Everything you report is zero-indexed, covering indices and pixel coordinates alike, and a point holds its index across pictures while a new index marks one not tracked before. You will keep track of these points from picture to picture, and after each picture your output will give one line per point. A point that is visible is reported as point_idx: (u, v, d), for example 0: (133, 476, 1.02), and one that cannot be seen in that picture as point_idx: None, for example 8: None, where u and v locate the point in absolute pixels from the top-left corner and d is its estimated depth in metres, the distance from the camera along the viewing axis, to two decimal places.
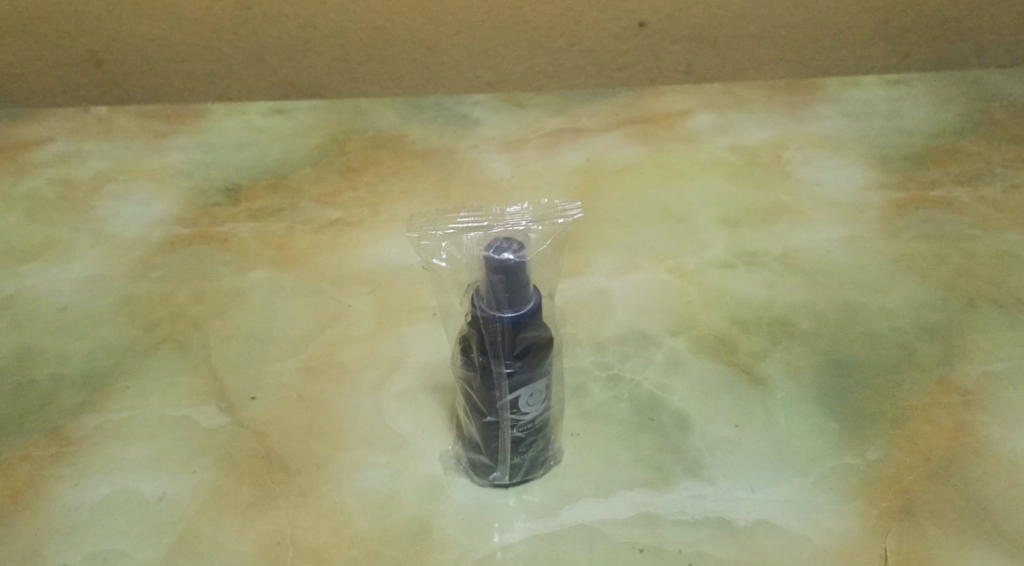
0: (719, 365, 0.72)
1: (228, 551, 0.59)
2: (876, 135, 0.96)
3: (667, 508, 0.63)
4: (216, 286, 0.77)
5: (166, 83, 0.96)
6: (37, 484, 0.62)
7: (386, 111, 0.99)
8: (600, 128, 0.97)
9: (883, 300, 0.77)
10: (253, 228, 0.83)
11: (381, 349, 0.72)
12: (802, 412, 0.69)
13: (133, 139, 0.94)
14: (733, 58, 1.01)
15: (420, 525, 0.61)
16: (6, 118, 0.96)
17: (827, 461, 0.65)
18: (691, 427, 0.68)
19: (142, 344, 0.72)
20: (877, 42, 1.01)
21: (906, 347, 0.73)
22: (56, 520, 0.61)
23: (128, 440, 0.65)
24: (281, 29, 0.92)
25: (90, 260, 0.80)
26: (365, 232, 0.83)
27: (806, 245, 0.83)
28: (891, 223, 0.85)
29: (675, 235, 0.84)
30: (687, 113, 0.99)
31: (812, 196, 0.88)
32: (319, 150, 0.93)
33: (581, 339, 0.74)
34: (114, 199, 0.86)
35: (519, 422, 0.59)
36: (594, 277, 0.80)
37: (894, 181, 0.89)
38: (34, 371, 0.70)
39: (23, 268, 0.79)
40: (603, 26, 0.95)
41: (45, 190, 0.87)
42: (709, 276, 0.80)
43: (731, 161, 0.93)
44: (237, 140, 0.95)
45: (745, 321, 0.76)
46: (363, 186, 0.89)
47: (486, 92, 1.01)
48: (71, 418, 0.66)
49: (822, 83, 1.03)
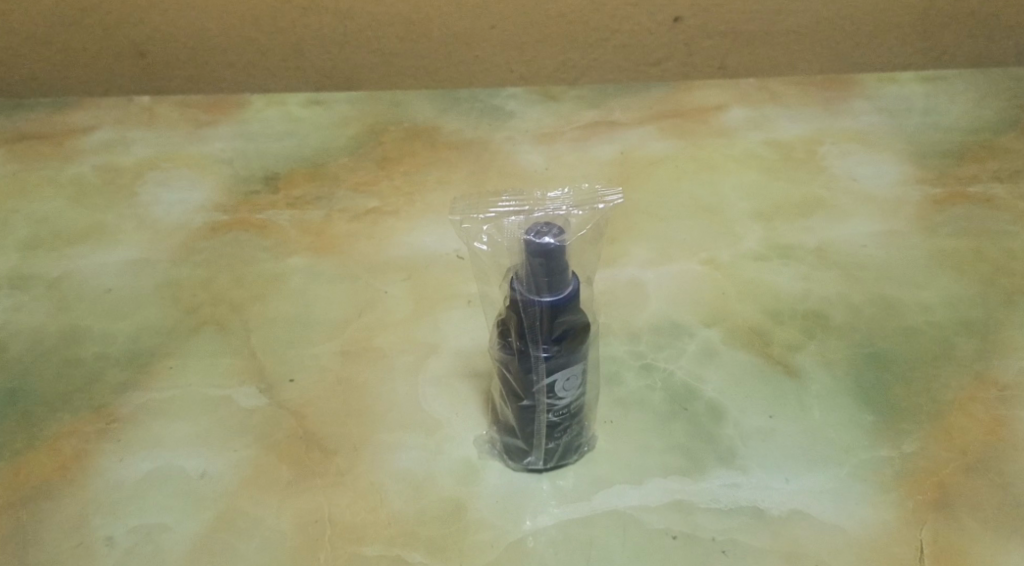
0: (753, 355, 0.72)
1: (268, 528, 0.60)
2: (913, 131, 0.95)
3: (700, 495, 0.63)
4: (257, 271, 0.78)
5: (207, 73, 0.98)
6: (84, 458, 0.64)
7: (422, 103, 1.00)
8: (635, 121, 0.97)
9: (920, 295, 0.77)
10: (292, 215, 0.85)
11: (417, 334, 0.73)
12: (836, 404, 0.69)
13: (174, 127, 0.96)
14: (769, 53, 1.00)
15: (455, 507, 0.62)
16: (51, 106, 0.98)
17: (862, 453, 0.65)
18: (724, 417, 0.68)
19: (185, 326, 0.73)
20: (915, 37, 1.00)
21: (943, 342, 0.73)
22: (101, 494, 0.62)
23: (171, 419, 0.67)
24: (319, 22, 0.94)
25: (134, 243, 0.81)
26: (402, 221, 0.84)
27: (842, 239, 0.83)
28: (929, 218, 0.84)
29: (709, 227, 0.85)
30: (721, 108, 0.99)
31: (848, 190, 0.88)
32: (356, 140, 0.95)
33: (615, 328, 0.74)
34: (157, 186, 0.88)
35: (555, 407, 0.60)
36: (627, 268, 0.80)
37: (931, 176, 0.89)
38: (80, 350, 0.71)
39: (69, 251, 0.81)
40: (638, 20, 0.95)
41: (90, 176, 0.89)
42: (744, 268, 0.80)
43: (767, 155, 0.93)
44: (275, 129, 0.96)
45: (780, 313, 0.76)
46: (399, 176, 0.90)
47: (520, 85, 1.02)
48: (116, 396, 0.68)
49: (858, 79, 1.03)
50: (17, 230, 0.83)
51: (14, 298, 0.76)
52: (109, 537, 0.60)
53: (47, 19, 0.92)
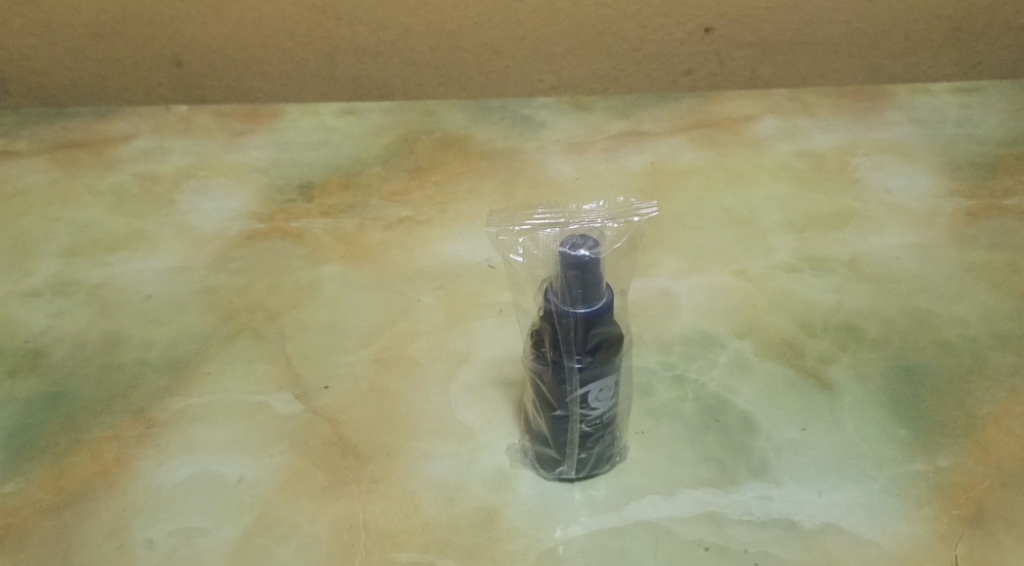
0: (785, 367, 0.72)
1: (304, 533, 0.61)
2: (946, 142, 0.95)
3: (733, 507, 0.63)
4: (292, 279, 0.80)
5: (243, 83, 1.00)
6: (125, 462, 0.65)
7: (453, 112, 1.01)
8: (665, 131, 0.97)
9: (955, 308, 0.77)
10: (326, 224, 0.86)
11: (450, 343, 0.74)
12: (870, 417, 0.68)
13: (211, 136, 0.98)
14: (801, 63, 1.00)
15: (487, 515, 0.63)
16: (92, 114, 1.00)
17: (895, 466, 0.65)
18: (757, 429, 0.68)
19: (221, 333, 0.75)
20: (948, 48, 1.00)
21: (977, 355, 0.73)
22: (142, 497, 0.63)
23: (209, 424, 0.68)
24: (352, 33, 0.95)
25: (172, 251, 0.83)
26: (433, 230, 0.85)
27: (875, 251, 0.82)
28: (964, 230, 0.84)
29: (741, 238, 0.85)
30: (753, 118, 0.99)
31: (881, 202, 0.88)
32: (389, 150, 0.96)
33: (646, 339, 0.75)
34: (195, 194, 0.90)
35: (588, 417, 0.61)
36: (658, 278, 0.81)
37: (965, 188, 0.89)
38: (121, 356, 0.73)
39: (109, 258, 0.82)
40: (669, 31, 0.96)
41: (129, 184, 0.91)
42: (776, 280, 0.80)
43: (799, 166, 0.93)
44: (309, 139, 0.97)
45: (812, 326, 0.75)
46: (431, 185, 0.91)
47: (550, 95, 1.02)
48: (156, 401, 0.69)
49: (890, 90, 1.03)
50: (59, 237, 0.84)
51: (56, 303, 0.77)
52: (150, 539, 0.61)
53: (88, 30, 0.94)
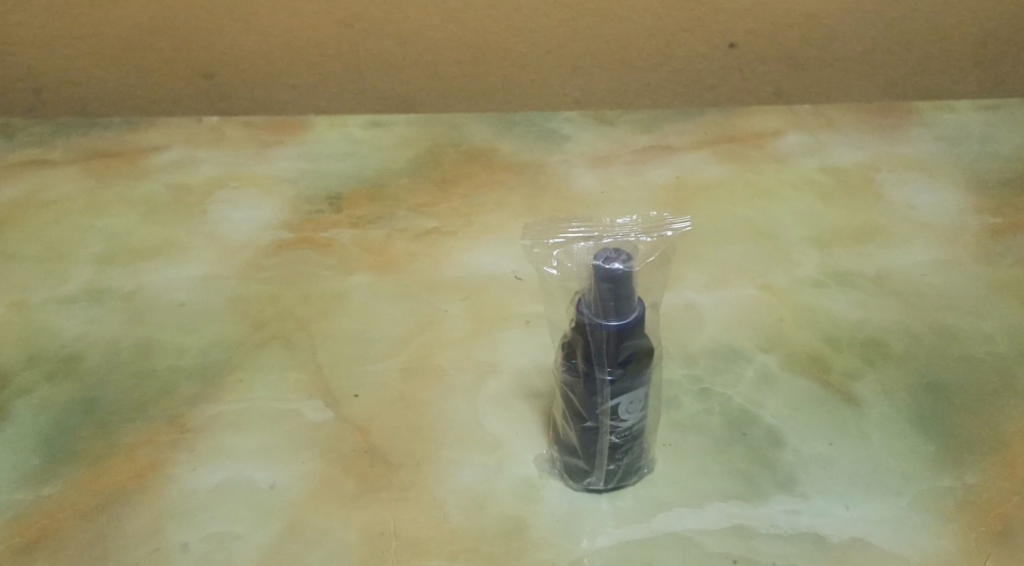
0: (811, 382, 0.72)
1: (335, 540, 0.62)
2: (970, 159, 0.95)
3: (761, 521, 0.63)
4: (321, 288, 0.81)
5: (271, 95, 1.01)
6: (159, 467, 0.66)
7: (479, 125, 1.02)
8: (689, 146, 0.98)
9: (980, 324, 0.77)
10: (354, 234, 0.87)
11: (477, 353, 0.75)
12: (896, 432, 0.69)
13: (241, 147, 0.99)
14: (825, 79, 1.01)
15: (515, 525, 0.63)
16: (124, 125, 1.02)
17: (923, 482, 0.65)
18: (784, 442, 0.68)
19: (252, 341, 0.75)
20: (972, 65, 1.00)
21: (1004, 372, 0.73)
22: (175, 501, 0.64)
23: (241, 430, 0.68)
24: (381, 46, 0.96)
25: (203, 260, 0.84)
26: (460, 241, 0.86)
27: (900, 267, 0.83)
28: (989, 248, 0.84)
29: (766, 252, 0.85)
30: (776, 133, 1.00)
31: (906, 218, 0.88)
32: (416, 162, 0.97)
33: (672, 352, 0.75)
34: (225, 203, 0.91)
35: (617, 429, 0.61)
36: (683, 291, 0.81)
37: (990, 206, 0.89)
38: (154, 363, 0.74)
39: (142, 266, 0.83)
40: (693, 46, 0.97)
41: (161, 193, 0.92)
42: (801, 294, 0.80)
43: (823, 181, 0.93)
44: (337, 150, 0.98)
45: (838, 340, 0.76)
46: (457, 197, 0.92)
47: (575, 109, 1.03)
48: (189, 407, 0.70)
49: (914, 106, 1.03)
50: (93, 245, 0.86)
51: (90, 310, 0.79)
52: (184, 544, 0.62)
53: (122, 42, 0.96)
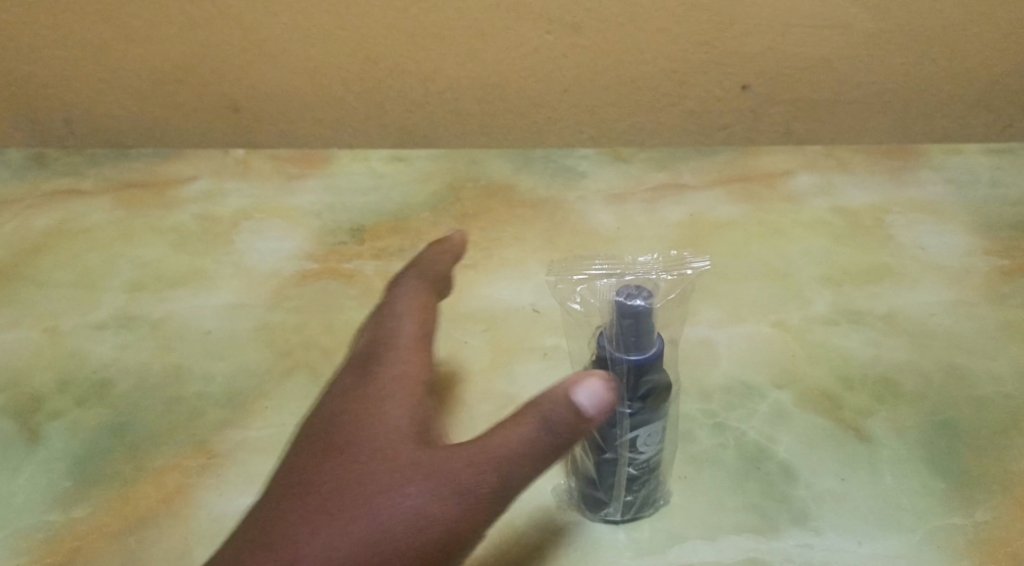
0: (823, 418, 0.74)
1: None
2: (979, 202, 0.97)
3: (774, 554, 0.65)
4: (344, 318, 0.83)
5: (296, 129, 1.04)
6: (187, 492, 0.68)
7: (498, 161, 1.04)
8: (704, 184, 1.00)
9: (990, 365, 0.78)
10: (376, 266, 0.89)
11: (496, 385, 0.76)
12: (908, 469, 0.70)
13: (267, 179, 1.01)
14: (836, 121, 1.03)
15: (534, 554, 0.65)
16: (153, 156, 1.05)
17: (934, 519, 0.67)
18: (797, 478, 0.69)
19: (278, 369, 0.77)
20: (980, 110, 1.03)
21: (1013, 412, 0.74)
22: (203, 525, 0.66)
23: (267, 457, 0.70)
24: (404, 83, 0.99)
25: (230, 289, 0.86)
26: (480, 274, 0.88)
27: (911, 307, 0.84)
28: (997, 289, 0.86)
29: (780, 290, 0.87)
30: (789, 173, 1.02)
31: (916, 259, 0.90)
32: (436, 196, 0.99)
33: (687, 387, 0.77)
34: (252, 234, 0.93)
35: (635, 461, 0.63)
36: (698, 327, 0.83)
37: (999, 248, 0.91)
38: (183, 389, 0.76)
39: (171, 293, 0.86)
40: (707, 88, 0.99)
41: (190, 224, 0.95)
42: (814, 332, 0.82)
43: (834, 222, 0.95)
44: (361, 184, 1.01)
45: (850, 378, 0.77)
46: (477, 231, 0.94)
47: (591, 146, 1.05)
48: (216, 433, 0.72)
49: (924, 149, 1.05)
50: (123, 274, 0.88)
51: (121, 336, 0.81)
52: None
53: (153, 76, 0.99)
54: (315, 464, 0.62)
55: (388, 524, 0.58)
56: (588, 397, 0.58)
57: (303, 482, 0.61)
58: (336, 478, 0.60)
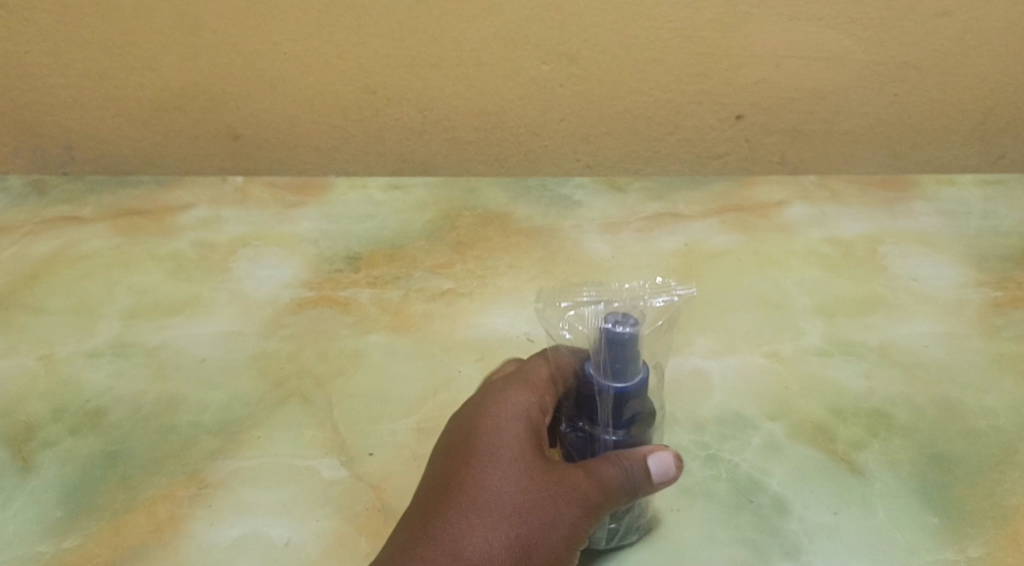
0: (816, 451, 0.74)
1: None
2: (972, 234, 0.98)
3: None
4: (339, 346, 0.83)
5: (293, 156, 1.04)
6: (178, 522, 0.68)
7: (494, 189, 1.05)
8: (699, 214, 1.01)
9: (983, 397, 0.79)
10: (372, 294, 0.89)
11: None
12: (900, 503, 0.70)
13: (264, 207, 1.02)
14: (830, 152, 1.04)
15: None
16: (152, 183, 1.05)
17: (926, 554, 0.67)
18: (789, 511, 0.70)
19: (272, 398, 0.77)
20: (972, 141, 1.03)
21: (1006, 445, 0.74)
22: (193, 556, 0.65)
23: (259, 487, 0.70)
24: (401, 112, 1.00)
25: (225, 316, 0.86)
26: (475, 303, 0.88)
27: (903, 338, 0.85)
28: (990, 322, 0.86)
29: (774, 321, 0.87)
30: (783, 204, 1.03)
31: (909, 290, 0.90)
32: (432, 224, 1.00)
33: (680, 418, 0.77)
34: (249, 262, 0.94)
35: None
36: (692, 357, 0.83)
37: (991, 280, 0.91)
38: (176, 417, 0.76)
39: (167, 321, 0.86)
40: (701, 117, 1.00)
41: (187, 251, 0.95)
42: (807, 363, 0.82)
43: (828, 252, 0.96)
44: (358, 212, 1.01)
45: (843, 410, 0.78)
46: (473, 260, 0.94)
47: (587, 174, 1.06)
48: (209, 462, 0.72)
49: (917, 179, 1.06)
50: (120, 301, 0.88)
51: (116, 364, 0.81)
52: None
53: (153, 103, 1.00)
54: (459, 461, 0.61)
55: (531, 519, 0.58)
56: (658, 468, 0.60)
57: (456, 477, 0.60)
58: (482, 475, 0.59)
